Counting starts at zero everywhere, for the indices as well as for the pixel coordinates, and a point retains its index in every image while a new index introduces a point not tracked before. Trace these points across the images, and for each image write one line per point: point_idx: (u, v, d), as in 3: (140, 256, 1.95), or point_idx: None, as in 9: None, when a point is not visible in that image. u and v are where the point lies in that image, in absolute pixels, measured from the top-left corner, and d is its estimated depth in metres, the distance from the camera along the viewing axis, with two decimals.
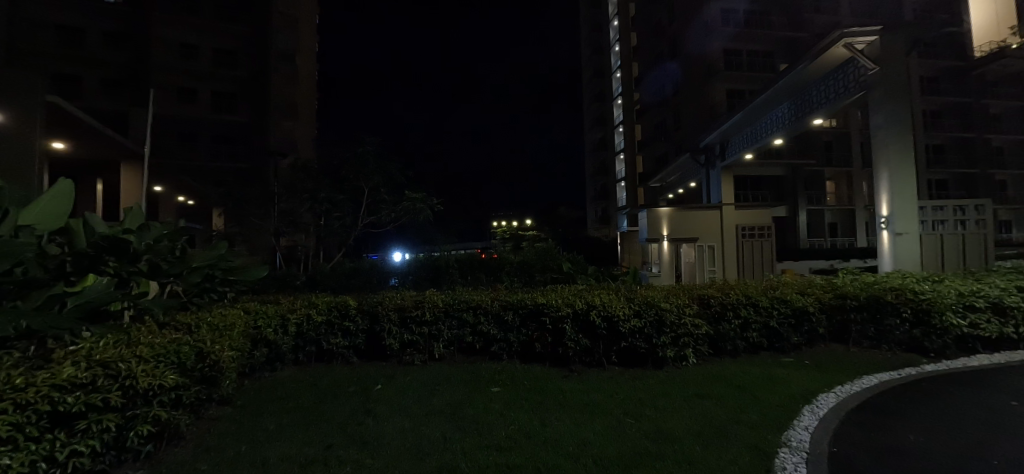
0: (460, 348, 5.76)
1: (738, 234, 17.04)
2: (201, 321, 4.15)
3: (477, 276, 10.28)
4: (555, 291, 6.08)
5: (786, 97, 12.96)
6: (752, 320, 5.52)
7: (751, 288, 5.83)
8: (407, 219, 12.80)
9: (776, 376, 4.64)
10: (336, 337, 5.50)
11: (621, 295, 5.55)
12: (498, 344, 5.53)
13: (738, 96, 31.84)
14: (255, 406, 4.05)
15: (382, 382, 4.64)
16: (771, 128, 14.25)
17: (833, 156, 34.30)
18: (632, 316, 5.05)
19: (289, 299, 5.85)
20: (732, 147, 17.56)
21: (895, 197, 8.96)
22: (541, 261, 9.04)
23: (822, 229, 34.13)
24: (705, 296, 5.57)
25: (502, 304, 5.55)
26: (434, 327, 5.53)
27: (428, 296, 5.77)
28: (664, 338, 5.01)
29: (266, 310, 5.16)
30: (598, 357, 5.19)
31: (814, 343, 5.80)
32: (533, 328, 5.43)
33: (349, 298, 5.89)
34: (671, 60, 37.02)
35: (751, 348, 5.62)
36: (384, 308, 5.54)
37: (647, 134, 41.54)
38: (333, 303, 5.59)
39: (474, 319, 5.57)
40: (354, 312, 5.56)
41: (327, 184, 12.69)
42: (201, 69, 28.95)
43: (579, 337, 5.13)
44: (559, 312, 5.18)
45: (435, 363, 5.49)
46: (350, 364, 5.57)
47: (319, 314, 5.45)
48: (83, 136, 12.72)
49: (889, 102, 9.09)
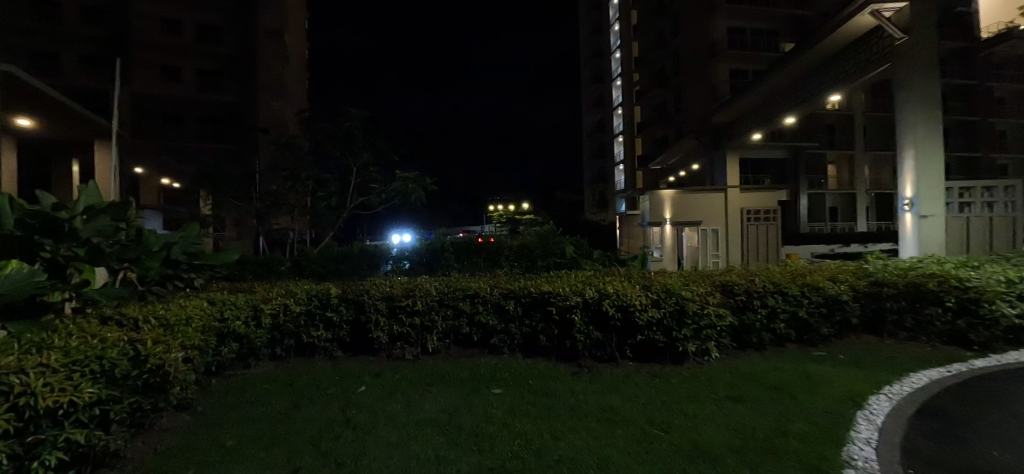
0: (456, 340, 5.22)
1: (743, 217, 16.70)
2: (150, 316, 3.53)
3: (474, 260, 9.70)
4: (563, 277, 5.53)
5: (802, 72, 12.32)
6: (780, 310, 4.98)
7: (777, 274, 5.30)
8: (400, 200, 12.16)
9: (814, 373, 4.13)
10: (318, 329, 4.94)
11: (636, 282, 4.99)
12: (499, 336, 4.98)
13: (741, 77, 30.97)
14: (216, 414, 3.46)
15: (367, 382, 4.06)
16: (784, 105, 13.62)
17: (835, 138, 33.75)
18: (650, 306, 4.45)
19: (267, 286, 5.27)
20: (739, 127, 16.83)
21: (920, 176, 8.40)
22: (544, 246, 8.51)
23: (822, 213, 33.80)
24: (729, 284, 5.01)
25: (503, 291, 4.99)
26: (428, 318, 4.94)
27: (420, 284, 5.18)
28: (684, 331, 4.44)
29: (235, 301, 4.56)
30: (611, 352, 4.64)
31: (844, 334, 5.32)
32: (538, 319, 4.87)
33: (332, 285, 5.31)
34: (672, 39, 35.95)
35: (777, 340, 5.10)
36: (371, 295, 4.95)
37: (647, 117, 40.70)
38: (314, 292, 5.02)
39: (471, 309, 4.99)
40: (340, 300, 4.97)
41: (313, 162, 11.96)
42: (185, 46, 27.74)
43: (590, 328, 4.58)
44: (568, 301, 4.59)
45: (428, 358, 4.94)
46: (333, 359, 5.01)
47: (298, 303, 4.86)
48: (51, 113, 11.89)
49: (919, 74, 8.45)
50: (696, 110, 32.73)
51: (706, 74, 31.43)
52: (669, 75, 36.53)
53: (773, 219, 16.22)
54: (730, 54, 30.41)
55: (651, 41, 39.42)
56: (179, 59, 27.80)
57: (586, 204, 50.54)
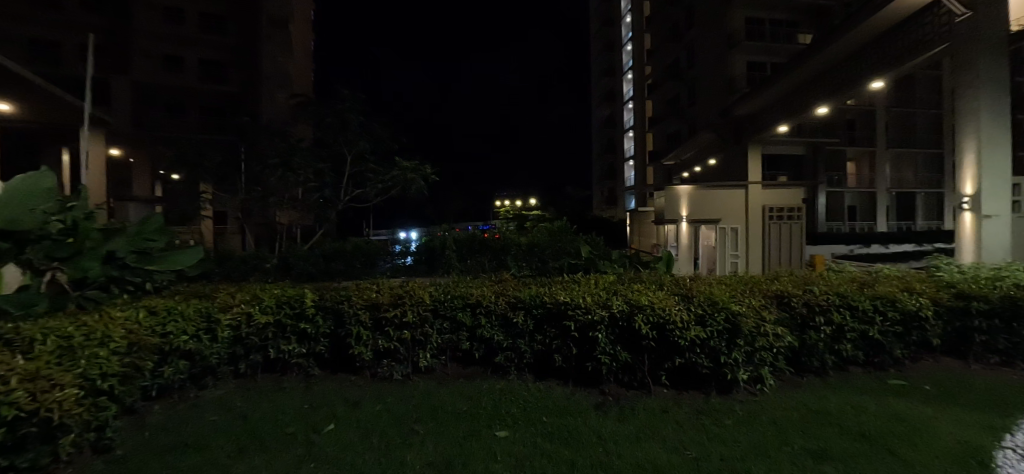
0: (455, 356, 4.43)
1: (766, 216, 15.83)
2: (53, 334, 2.74)
3: (477, 259, 8.80)
4: (582, 283, 4.69)
5: (841, 57, 11.21)
6: (848, 327, 4.10)
7: (839, 285, 4.42)
8: (399, 191, 11.35)
9: (904, 416, 3.27)
10: (289, 343, 4.15)
11: (670, 292, 4.14)
12: (504, 354, 4.17)
13: (758, 69, 29.76)
14: (138, 461, 2.68)
15: (342, 415, 3.26)
16: (816, 94, 12.54)
17: (856, 135, 32.42)
18: (693, 323, 3.58)
19: (234, 290, 4.49)
20: (763, 119, 15.67)
21: (983, 170, 7.44)
22: (556, 244, 7.66)
23: (840, 212, 32.60)
24: (784, 296, 4.17)
25: (511, 300, 4.17)
26: (420, 332, 4.13)
27: (413, 290, 4.38)
28: (736, 355, 3.56)
29: (186, 309, 3.78)
30: (642, 378, 3.81)
31: (919, 357, 4.45)
32: (552, 335, 4.03)
33: (309, 289, 4.51)
34: (687, 30, 34.71)
35: (840, 363, 4.25)
36: (353, 302, 4.14)
37: (659, 111, 39.51)
38: (287, 298, 4.23)
39: (472, 322, 4.18)
40: (317, 309, 4.18)
41: (306, 150, 11.20)
42: (188, 35, 27.16)
43: (617, 349, 3.73)
44: (590, 315, 3.74)
45: (420, 379, 4.16)
46: (308, 378, 4.24)
47: (264, 312, 4.05)
48: (31, 98, 11.20)
49: (988, 53, 7.37)
50: (711, 104, 31.55)
51: (721, 66, 30.22)
52: (682, 68, 35.33)
53: (797, 217, 15.95)
54: (747, 46, 29.16)
55: (664, 32, 38.20)
56: (181, 48, 27.25)
57: (594, 200, 49.56)
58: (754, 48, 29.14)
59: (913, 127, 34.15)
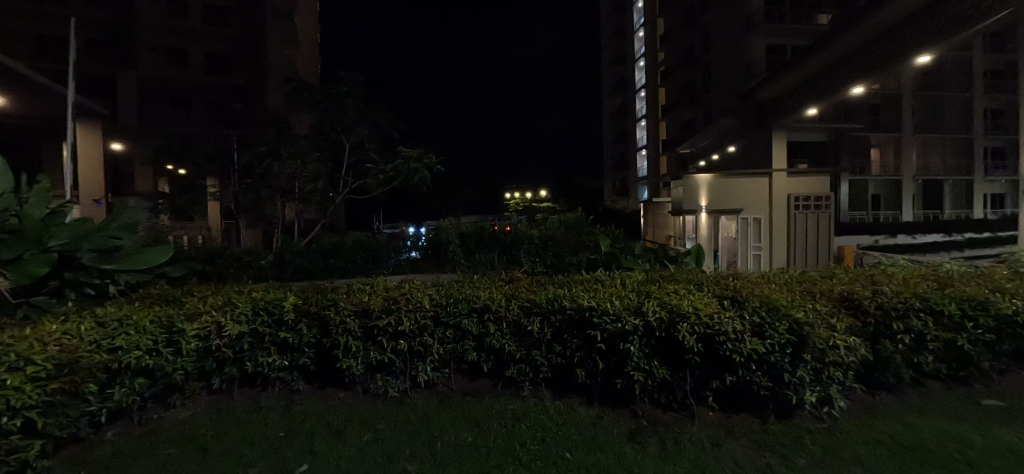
0: (461, 368, 3.85)
1: (791, 205, 14.97)
2: None
3: (484, 254, 8.15)
4: (606, 283, 4.05)
5: (877, 33, 10.28)
6: (931, 336, 3.41)
7: (916, 286, 3.72)
8: (401, 182, 10.76)
9: (1018, 450, 2.60)
10: (269, 354, 3.60)
11: (715, 294, 3.47)
12: (517, 367, 3.58)
13: (779, 52, 28.46)
14: None
15: (321, 449, 2.70)
16: (850, 73, 11.60)
17: (881, 120, 30.97)
18: (749, 335, 2.92)
19: (208, 294, 3.95)
20: (789, 102, 14.67)
21: None
22: (572, 238, 6.98)
23: (863, 201, 31.32)
24: (852, 299, 3.49)
25: (524, 303, 3.56)
26: (419, 342, 3.54)
27: (411, 291, 3.78)
28: (802, 372, 2.90)
29: (144, 318, 3.23)
30: (683, 398, 3.17)
31: (1009, 369, 3.75)
32: (574, 347, 3.40)
33: (293, 292, 3.94)
34: (702, 13, 33.40)
35: (916, 377, 3.57)
36: (340, 306, 3.55)
37: (672, 99, 38.29)
38: (266, 303, 3.66)
39: (479, 330, 3.58)
40: (301, 316, 3.62)
41: (304, 139, 10.65)
42: (191, 27, 26.82)
43: (653, 364, 3.09)
44: (620, 325, 3.11)
45: (420, 396, 3.60)
46: (292, 393, 3.72)
47: (238, 320, 3.49)
48: (24, 90, 10.85)
49: None
50: (728, 90, 30.35)
51: (739, 49, 28.98)
52: (698, 54, 34.09)
53: (825, 207, 15.01)
54: (766, 27, 27.83)
55: (678, 16, 36.85)
56: (187, 40, 26.93)
57: (606, 191, 48.52)
58: (774, 30, 27.84)
59: (943, 111, 32.46)
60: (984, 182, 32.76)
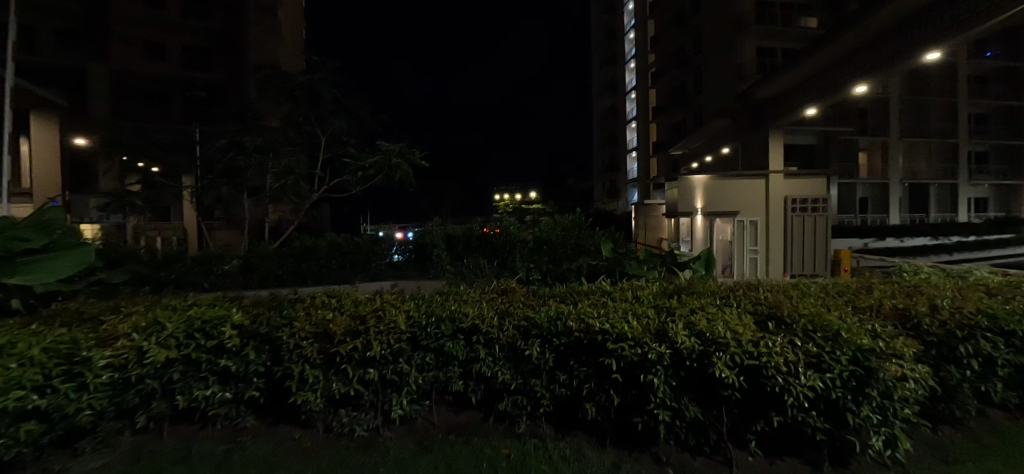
0: (444, 397, 3.23)
1: (787, 207, 14.64)
2: None
3: (470, 256, 7.52)
4: (616, 296, 3.47)
5: (879, 31, 9.86)
6: (1001, 360, 2.88)
7: (978, 300, 3.17)
8: (381, 179, 10.12)
9: None
10: (206, 386, 2.94)
11: (751, 313, 2.89)
12: (511, 399, 2.95)
13: (769, 55, 28.36)
14: None
15: None
16: (850, 72, 11.22)
17: (869, 124, 31.03)
18: (804, 364, 2.33)
19: (137, 311, 3.28)
20: (786, 102, 14.26)
21: None
22: (568, 241, 6.37)
23: (852, 204, 31.32)
24: (910, 315, 2.93)
25: (519, 321, 2.96)
26: (391, 370, 2.88)
27: (383, 307, 3.14)
28: (866, 412, 2.33)
29: (33, 349, 2.55)
30: (715, 440, 2.60)
31: None
32: (582, 377, 2.78)
33: (239, 308, 3.28)
34: (693, 15, 33.23)
35: (982, 408, 3.04)
36: (294, 326, 2.88)
37: (663, 101, 38.06)
38: (200, 322, 2.99)
39: (465, 355, 2.96)
40: (247, 338, 2.96)
41: (279, 133, 9.98)
42: (169, 19, 25.78)
43: (681, 400, 2.50)
44: (640, 351, 2.51)
45: (391, 434, 2.97)
46: (238, 431, 3.08)
47: (163, 343, 2.83)
48: None
49: None
50: (719, 92, 30.18)
51: (730, 51, 28.84)
52: (688, 55, 33.90)
53: (823, 210, 14.69)
54: (757, 30, 27.65)
55: (669, 17, 36.73)
56: (164, 33, 25.85)
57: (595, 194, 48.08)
58: (764, 33, 27.69)
59: (928, 115, 32.64)
60: (968, 186, 33.07)
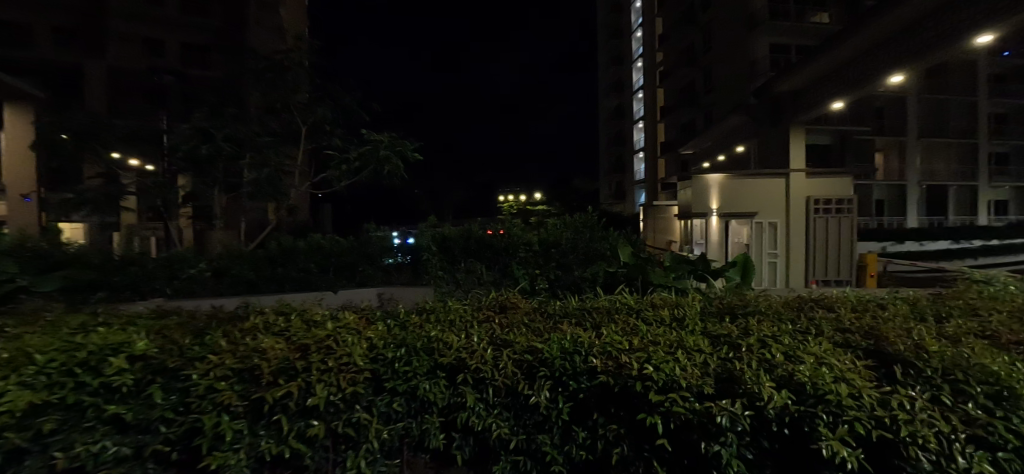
0: (422, 458, 2.40)
1: (809, 208, 13.74)
2: None
3: (463, 259, 6.64)
4: (650, 317, 2.66)
5: (919, 14, 8.81)
6: None
7: None
8: (369, 174, 9.42)
9: None
10: (89, 444, 2.11)
11: (843, 350, 2.07)
12: (513, 465, 2.13)
13: (782, 52, 27.41)
14: None
15: None
16: (882, 62, 10.19)
17: (884, 123, 29.95)
18: (961, 438, 1.51)
19: (24, 331, 2.53)
20: (810, 96, 13.26)
21: None
22: (577, 242, 5.57)
23: (868, 206, 30.20)
24: None
25: (519, 355, 2.17)
26: (345, 422, 2.07)
27: (342, 330, 2.37)
28: None
29: None
30: None
31: None
32: (613, 434, 1.97)
33: (154, 331, 2.48)
34: (703, 11, 32.31)
35: None
36: (211, 361, 2.10)
37: (671, 100, 37.15)
38: (87, 351, 2.20)
39: (447, 401, 2.14)
40: (150, 374, 2.19)
41: (261, 126, 9.32)
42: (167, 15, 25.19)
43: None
44: (703, 407, 1.69)
45: None
46: None
47: (24, 385, 2.04)
48: None
49: None
50: (730, 91, 29.23)
51: (741, 49, 27.92)
52: (698, 53, 32.97)
53: (847, 210, 13.76)
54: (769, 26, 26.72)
55: (677, 15, 35.81)
56: (162, 30, 25.34)
57: (601, 195, 47.21)
58: (778, 29, 26.72)
59: (946, 114, 31.41)
60: (987, 189, 31.85)
